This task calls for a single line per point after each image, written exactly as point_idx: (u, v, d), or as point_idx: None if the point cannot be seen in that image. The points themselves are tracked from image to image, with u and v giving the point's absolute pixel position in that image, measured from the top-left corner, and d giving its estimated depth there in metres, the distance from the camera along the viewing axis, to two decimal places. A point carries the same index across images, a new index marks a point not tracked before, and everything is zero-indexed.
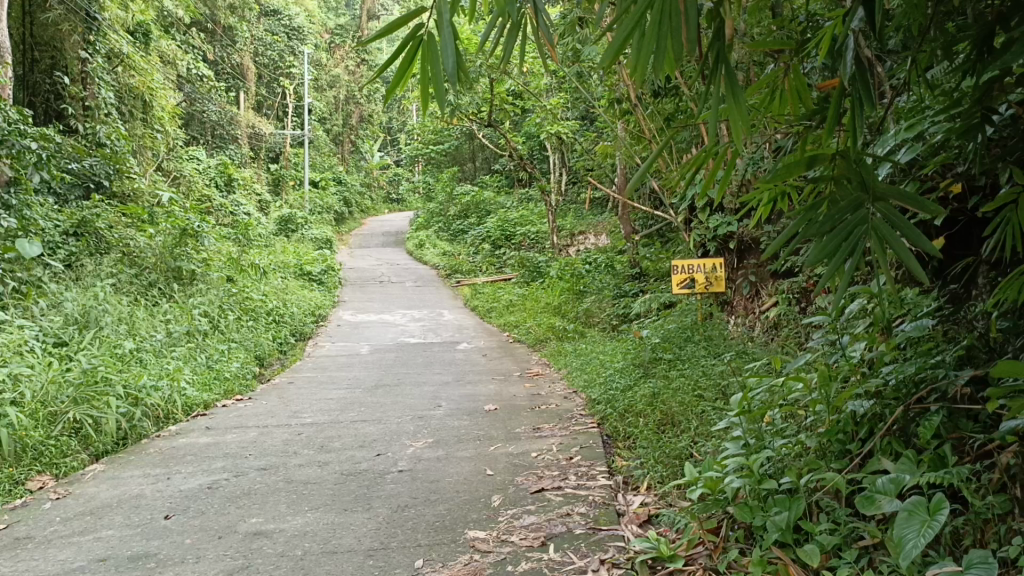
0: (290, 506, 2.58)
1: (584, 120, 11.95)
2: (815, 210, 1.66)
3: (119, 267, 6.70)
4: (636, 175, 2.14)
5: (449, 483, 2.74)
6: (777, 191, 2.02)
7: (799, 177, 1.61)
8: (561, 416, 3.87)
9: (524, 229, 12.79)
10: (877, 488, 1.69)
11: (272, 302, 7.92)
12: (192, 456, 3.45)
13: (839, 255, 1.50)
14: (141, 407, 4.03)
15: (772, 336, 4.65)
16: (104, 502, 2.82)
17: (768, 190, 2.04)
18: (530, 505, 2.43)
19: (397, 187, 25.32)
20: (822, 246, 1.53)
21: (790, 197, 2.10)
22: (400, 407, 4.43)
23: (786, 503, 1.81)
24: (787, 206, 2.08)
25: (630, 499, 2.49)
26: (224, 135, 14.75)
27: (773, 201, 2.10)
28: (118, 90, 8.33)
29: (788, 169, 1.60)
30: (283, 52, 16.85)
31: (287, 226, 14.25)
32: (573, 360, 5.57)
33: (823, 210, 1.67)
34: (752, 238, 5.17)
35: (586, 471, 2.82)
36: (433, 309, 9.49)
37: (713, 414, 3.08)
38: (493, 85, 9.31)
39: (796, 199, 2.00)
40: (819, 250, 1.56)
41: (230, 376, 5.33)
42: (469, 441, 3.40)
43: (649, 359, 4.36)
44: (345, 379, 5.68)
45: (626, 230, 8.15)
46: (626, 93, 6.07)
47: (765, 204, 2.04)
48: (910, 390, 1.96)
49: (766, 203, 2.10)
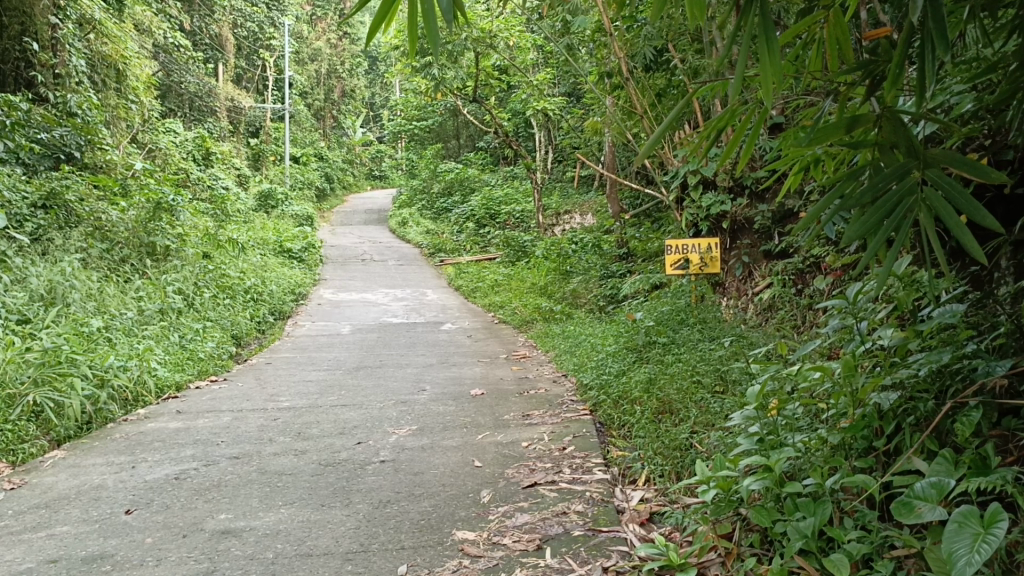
0: (262, 501, 2.39)
1: (570, 98, 11.76)
2: (854, 179, 1.49)
3: (90, 241, 6.43)
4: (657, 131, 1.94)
5: (434, 475, 2.56)
6: (807, 160, 1.82)
7: (839, 139, 1.42)
8: (551, 402, 3.69)
9: (509, 208, 12.58)
10: (915, 492, 1.51)
11: (250, 280, 7.69)
12: (160, 442, 3.24)
13: (884, 229, 1.32)
14: (107, 389, 3.81)
15: (767, 319, 4.49)
16: (61, 493, 2.61)
17: (797, 158, 1.84)
18: (522, 503, 2.25)
19: (379, 164, 24.97)
20: (863, 223, 1.36)
21: (823, 167, 1.91)
22: (382, 390, 4.23)
23: (810, 508, 1.62)
24: (819, 175, 1.89)
25: (630, 495, 2.33)
26: (202, 107, 14.41)
27: (802, 171, 1.90)
28: (90, 58, 8.01)
29: (827, 131, 1.41)
30: (264, 23, 16.50)
31: (267, 202, 13.98)
32: (561, 342, 5.41)
33: (864, 178, 1.49)
34: (746, 217, 5.02)
35: (580, 463, 2.64)
36: (417, 287, 9.30)
37: (714, 402, 2.92)
38: (478, 59, 9.08)
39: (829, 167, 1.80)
40: (858, 225, 1.39)
41: (204, 356, 5.11)
42: (455, 428, 3.22)
43: (643, 343, 4.18)
44: (324, 360, 5.47)
45: (614, 210, 7.97)
46: (617, 67, 5.86)
47: (794, 171, 1.85)
48: (943, 383, 1.77)
49: (794, 172, 1.91)
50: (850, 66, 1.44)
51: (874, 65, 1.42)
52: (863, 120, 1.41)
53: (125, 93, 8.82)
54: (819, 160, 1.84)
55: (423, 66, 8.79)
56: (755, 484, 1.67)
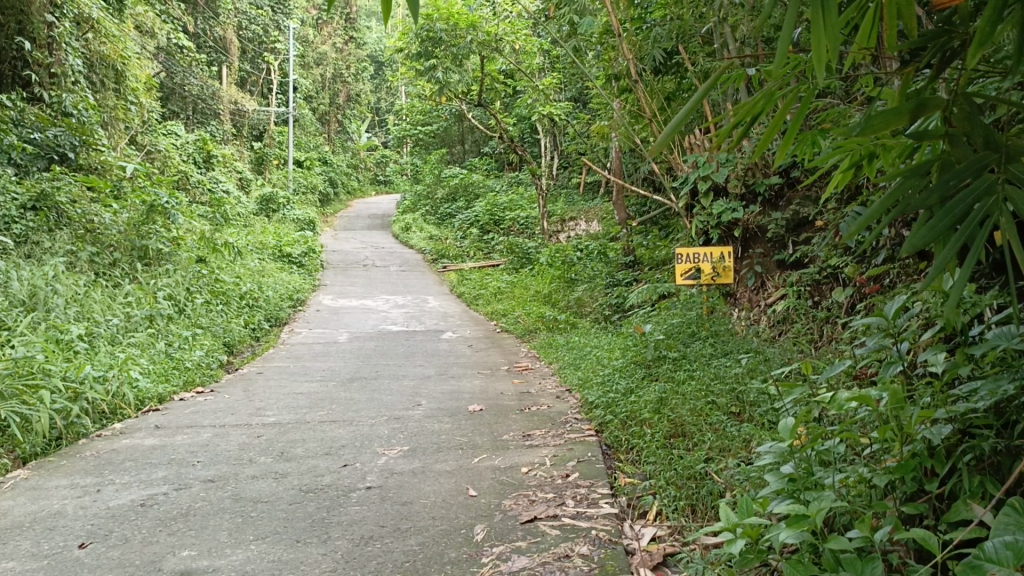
0: (230, 535, 2.15)
1: (577, 103, 11.56)
2: (916, 176, 1.23)
3: (80, 244, 6.22)
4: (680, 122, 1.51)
5: (422, 506, 2.31)
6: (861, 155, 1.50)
7: (902, 126, 1.17)
8: (553, 421, 3.45)
9: (514, 214, 12.35)
10: (985, 553, 1.27)
11: (246, 285, 7.46)
12: (132, 462, 3.01)
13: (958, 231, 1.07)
14: (81, 402, 3.58)
15: (781, 333, 4.25)
16: (15, 521, 2.38)
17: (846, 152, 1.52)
18: (520, 542, 2.01)
19: (384, 169, 24.74)
20: (929, 228, 1.12)
21: (876, 164, 1.60)
22: (375, 405, 3.99)
23: (858, 567, 1.36)
24: (872, 174, 1.57)
25: (639, 532, 2.10)
26: (205, 110, 14.24)
27: (853, 169, 1.59)
28: (87, 58, 7.82)
29: (886, 116, 1.15)
30: (268, 26, 16.34)
31: (268, 205, 13.77)
32: (565, 354, 5.17)
33: (927, 176, 1.23)
34: (759, 225, 4.80)
35: (585, 494, 2.39)
36: (418, 295, 9.06)
37: (731, 428, 2.69)
38: (483, 63, 8.86)
39: (887, 163, 1.48)
40: (923, 232, 1.14)
41: (191, 365, 4.86)
42: (450, 450, 2.98)
43: (652, 358, 3.94)
44: (318, 370, 5.23)
45: (621, 216, 7.71)
46: (625, 69, 5.62)
47: (840, 172, 1.53)
48: (1008, 419, 1.52)
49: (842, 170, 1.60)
50: (918, 38, 1.17)
51: (949, 36, 1.15)
52: (931, 105, 1.16)
53: (124, 94, 8.61)
54: (873, 156, 1.52)
55: (427, 68, 8.55)
56: (791, 533, 1.41)
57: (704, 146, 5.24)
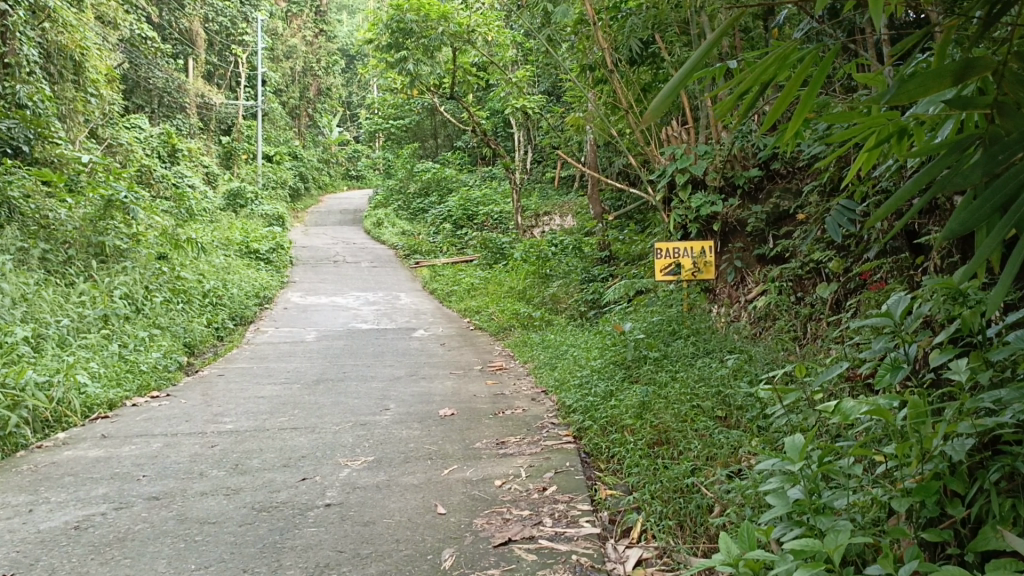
0: (169, 564, 1.93)
1: (550, 96, 11.37)
2: (961, 152, 1.01)
3: (31, 242, 5.93)
4: (665, 95, 0.99)
5: (385, 528, 2.11)
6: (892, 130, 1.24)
7: (943, 89, 0.95)
8: (529, 425, 3.26)
9: (487, 208, 12.14)
10: None
11: (210, 282, 7.18)
12: (71, 477, 2.76)
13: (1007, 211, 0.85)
14: (20, 411, 3.32)
15: (762, 331, 4.09)
16: None
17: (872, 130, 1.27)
18: (492, 570, 1.82)
19: (356, 163, 24.35)
20: (966, 212, 0.90)
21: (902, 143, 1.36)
22: (340, 410, 3.77)
23: None
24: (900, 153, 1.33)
25: (625, 554, 1.92)
26: (171, 103, 13.87)
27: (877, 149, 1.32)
28: (44, 48, 7.47)
29: (927, 76, 0.94)
30: (236, 18, 15.97)
31: (235, 201, 13.43)
32: (540, 353, 4.98)
33: (973, 151, 1.01)
34: (738, 219, 4.63)
35: (563, 510, 2.21)
36: (390, 291, 8.82)
37: (719, 435, 2.52)
38: (455, 54, 8.63)
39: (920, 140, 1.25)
40: (961, 215, 0.93)
41: (146, 368, 4.60)
42: (417, 460, 2.77)
43: (632, 358, 3.75)
44: (282, 372, 4.98)
45: (596, 211, 7.50)
46: (599, 58, 5.42)
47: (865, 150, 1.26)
48: None
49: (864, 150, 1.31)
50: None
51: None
52: (976, 67, 0.95)
53: (83, 86, 8.27)
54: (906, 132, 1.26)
55: (397, 60, 8.30)
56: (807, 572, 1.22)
57: (680, 137, 5.16)
